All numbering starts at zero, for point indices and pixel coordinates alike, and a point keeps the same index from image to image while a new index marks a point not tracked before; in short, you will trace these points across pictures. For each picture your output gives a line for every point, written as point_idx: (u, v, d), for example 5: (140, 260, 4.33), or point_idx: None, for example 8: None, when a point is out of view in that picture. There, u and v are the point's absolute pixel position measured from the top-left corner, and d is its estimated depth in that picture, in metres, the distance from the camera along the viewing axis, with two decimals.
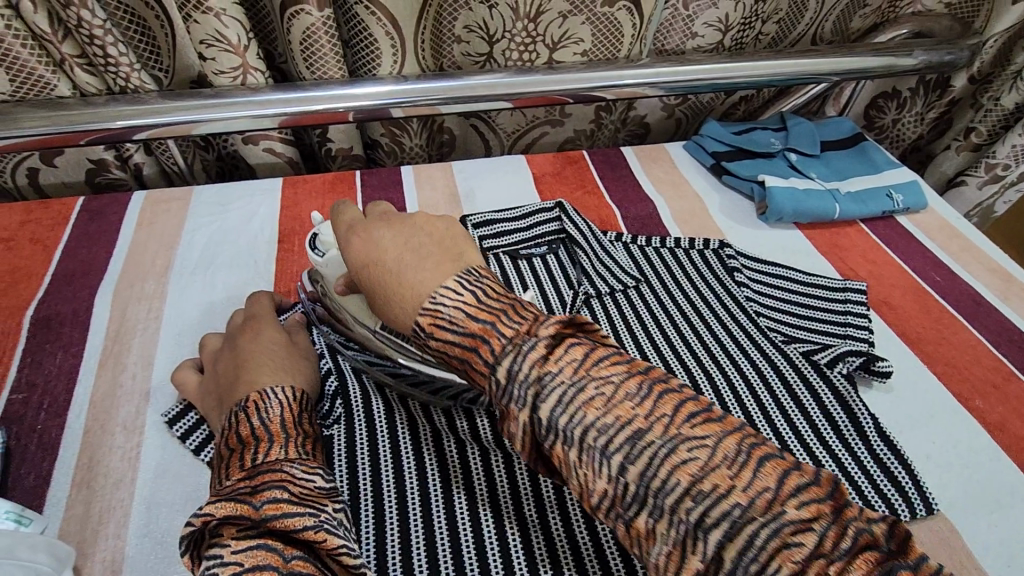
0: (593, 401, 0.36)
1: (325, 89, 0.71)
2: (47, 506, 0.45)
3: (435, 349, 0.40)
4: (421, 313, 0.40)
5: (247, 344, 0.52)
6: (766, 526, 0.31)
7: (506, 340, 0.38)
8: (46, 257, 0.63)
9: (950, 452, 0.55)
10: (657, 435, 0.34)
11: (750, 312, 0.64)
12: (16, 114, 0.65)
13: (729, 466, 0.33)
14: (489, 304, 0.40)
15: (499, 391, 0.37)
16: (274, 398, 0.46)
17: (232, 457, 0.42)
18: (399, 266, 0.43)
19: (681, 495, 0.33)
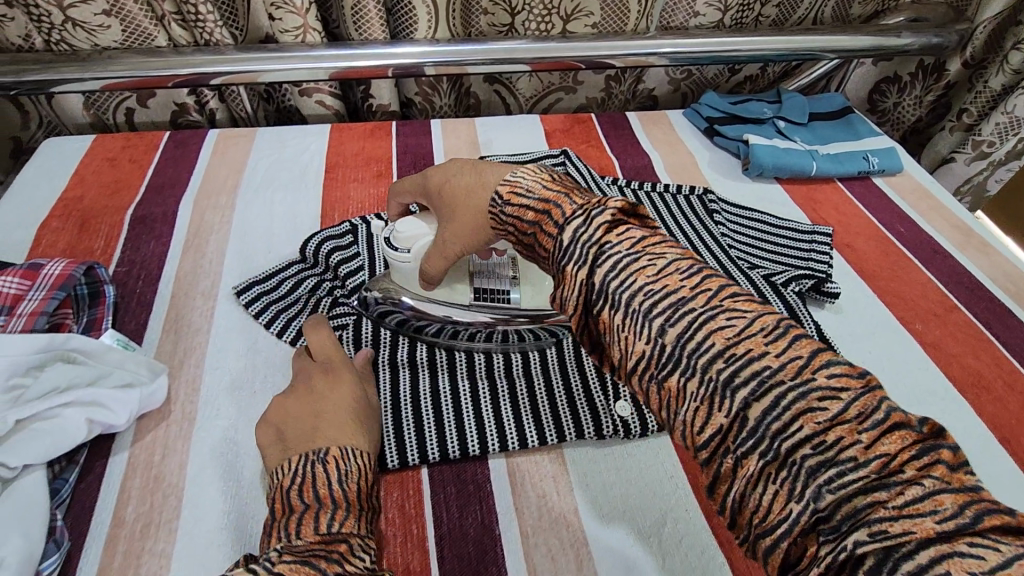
0: (644, 268, 0.35)
1: (370, 47, 0.85)
2: (145, 342, 0.59)
3: (512, 216, 0.44)
4: (501, 186, 0.45)
5: (322, 385, 0.51)
6: (792, 390, 0.30)
7: (575, 207, 0.40)
8: (142, 174, 0.78)
9: (884, 360, 0.64)
10: (699, 304, 0.34)
11: (724, 243, 0.73)
12: (123, 58, 0.80)
13: (767, 335, 0.32)
14: (562, 184, 0.43)
15: (561, 251, 0.38)
16: (355, 462, 0.46)
17: (305, 514, 0.42)
18: (479, 165, 0.49)
19: (713, 356, 0.32)
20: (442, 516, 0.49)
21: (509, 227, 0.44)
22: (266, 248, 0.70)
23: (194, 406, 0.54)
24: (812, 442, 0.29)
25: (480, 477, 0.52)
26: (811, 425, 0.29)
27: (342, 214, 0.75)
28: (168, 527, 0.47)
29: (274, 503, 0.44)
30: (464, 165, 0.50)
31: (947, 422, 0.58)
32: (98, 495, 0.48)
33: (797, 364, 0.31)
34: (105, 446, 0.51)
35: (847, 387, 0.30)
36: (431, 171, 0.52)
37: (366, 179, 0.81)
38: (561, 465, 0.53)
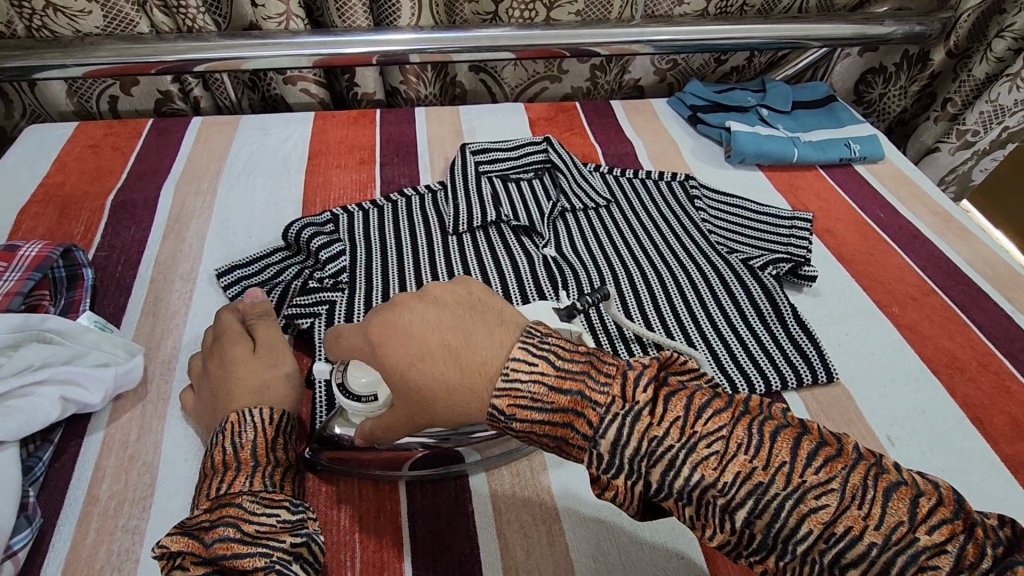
0: (707, 460, 0.33)
1: (354, 34, 0.85)
2: (123, 324, 0.59)
3: (521, 431, 0.37)
4: (495, 395, 0.36)
5: (216, 368, 0.51)
6: (900, 555, 0.30)
7: (602, 409, 0.35)
8: (123, 160, 0.78)
9: (860, 341, 0.64)
10: (779, 488, 0.32)
11: (703, 229, 0.74)
12: (105, 45, 0.80)
13: (860, 505, 0.31)
14: (568, 369, 0.36)
15: (603, 463, 0.35)
16: (249, 420, 0.46)
17: (205, 482, 0.43)
18: (447, 342, 0.37)
19: (812, 543, 0.31)
20: (416, 492, 0.50)
21: (521, 439, 0.38)
22: (247, 233, 0.70)
23: (169, 386, 0.55)
24: (825, 537, 0.31)
25: None
26: None
27: (324, 199, 0.76)
28: (143, 504, 0.47)
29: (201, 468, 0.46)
30: (429, 335, 0.38)
31: (919, 401, 0.59)
32: (73, 473, 0.49)
33: (900, 530, 0.30)
34: (80, 425, 0.51)
35: (949, 536, 0.30)
36: (374, 322, 0.40)
37: (349, 165, 0.81)
38: (535, 445, 0.54)
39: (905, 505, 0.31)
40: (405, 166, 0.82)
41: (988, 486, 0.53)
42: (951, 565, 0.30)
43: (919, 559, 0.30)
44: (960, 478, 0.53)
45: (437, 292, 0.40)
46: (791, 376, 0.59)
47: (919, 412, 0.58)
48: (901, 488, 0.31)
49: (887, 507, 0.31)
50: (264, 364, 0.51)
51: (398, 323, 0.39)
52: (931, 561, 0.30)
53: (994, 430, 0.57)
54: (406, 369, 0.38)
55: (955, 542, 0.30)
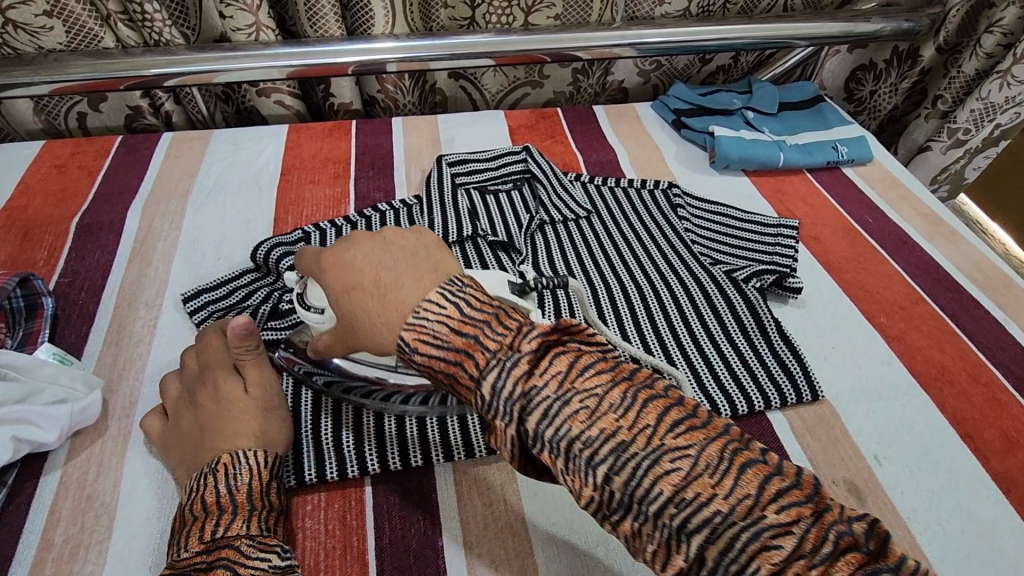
0: (578, 414, 0.33)
1: (326, 45, 0.83)
2: (85, 355, 0.57)
3: (421, 364, 0.38)
4: (404, 328, 0.37)
5: (209, 401, 0.47)
6: (744, 531, 0.29)
7: (491, 354, 0.35)
8: (90, 180, 0.76)
9: (846, 355, 0.62)
10: (641, 448, 0.32)
11: (686, 239, 0.71)
12: (69, 61, 0.78)
13: (712, 474, 0.30)
14: (473, 315, 0.37)
15: (486, 407, 0.35)
16: (246, 463, 0.44)
17: (193, 525, 0.41)
18: (376, 274, 0.40)
19: (664, 504, 0.30)
20: (384, 526, 0.48)
21: (420, 373, 0.38)
22: (215, 255, 0.68)
23: (130, 421, 0.53)
24: (675, 501, 0.30)
25: (425, 486, 0.50)
26: (767, 567, 0.29)
27: (295, 216, 0.73)
28: (99, 548, 0.45)
29: (177, 515, 0.44)
30: (366, 271, 0.40)
31: (905, 418, 0.57)
32: (27, 516, 0.47)
33: (745, 504, 0.30)
34: (36, 465, 0.50)
35: (796, 518, 0.29)
36: (325, 254, 0.43)
37: (323, 180, 0.79)
38: (509, 473, 0.52)
39: (757, 479, 0.30)
40: (381, 179, 0.80)
41: (976, 508, 0.51)
42: (792, 547, 0.29)
43: (762, 536, 0.29)
44: (949, 499, 0.52)
45: (391, 234, 0.42)
46: (775, 395, 0.57)
47: (908, 431, 0.56)
48: (763, 468, 0.31)
49: (740, 479, 0.30)
50: (261, 404, 0.48)
51: (347, 258, 0.41)
52: (774, 539, 0.29)
53: (983, 447, 0.55)
54: (339, 296, 0.41)
55: (801, 524, 0.29)
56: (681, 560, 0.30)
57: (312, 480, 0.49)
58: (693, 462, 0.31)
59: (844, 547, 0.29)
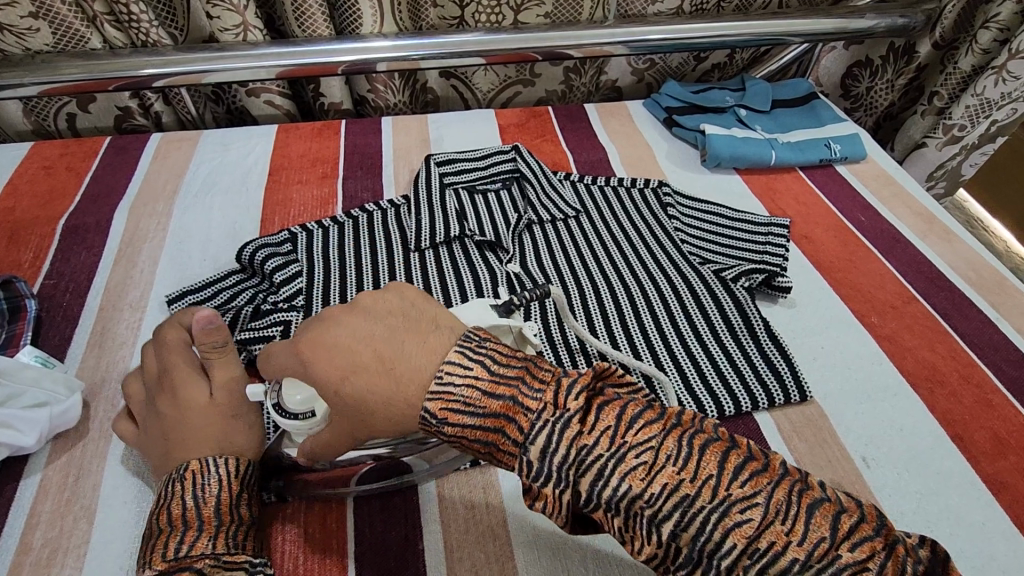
0: (636, 471, 0.33)
1: (314, 44, 0.82)
2: (67, 358, 0.57)
3: (453, 435, 0.37)
4: (428, 398, 0.37)
5: (169, 408, 0.46)
6: (821, 574, 0.30)
7: (534, 416, 0.35)
8: (78, 182, 0.76)
9: (835, 354, 0.62)
10: (704, 501, 0.32)
11: (676, 239, 0.71)
12: (56, 62, 0.78)
13: (783, 521, 0.32)
14: (502, 374, 0.37)
15: (533, 471, 0.35)
16: (215, 471, 0.43)
17: (158, 539, 0.40)
18: (383, 353, 0.38)
19: (737, 557, 0.32)
20: (364, 530, 0.47)
21: (453, 443, 0.38)
22: (201, 256, 0.68)
23: (112, 423, 0.53)
24: (748, 552, 0.31)
25: (406, 489, 0.50)
26: None
27: (282, 217, 0.73)
28: (77, 552, 0.45)
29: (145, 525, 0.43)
30: (364, 347, 0.39)
31: (894, 419, 0.57)
32: (6, 518, 0.47)
33: (821, 547, 0.31)
34: (16, 468, 0.49)
35: (870, 555, 0.30)
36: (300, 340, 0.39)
37: (311, 180, 0.78)
38: (491, 475, 0.51)
39: (827, 521, 0.31)
40: (369, 179, 0.79)
41: (965, 510, 0.50)
42: None
43: None
44: (937, 501, 0.51)
45: (367, 303, 0.41)
46: (763, 397, 0.56)
47: (896, 432, 0.56)
48: (821, 502, 0.32)
49: (810, 523, 0.31)
50: (226, 411, 0.46)
51: (325, 341, 0.39)
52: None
53: (973, 448, 0.55)
54: (340, 384, 0.38)
55: (876, 560, 0.30)
56: None
57: (292, 486, 0.49)
58: (764, 511, 0.32)
59: (921, 573, 0.30)
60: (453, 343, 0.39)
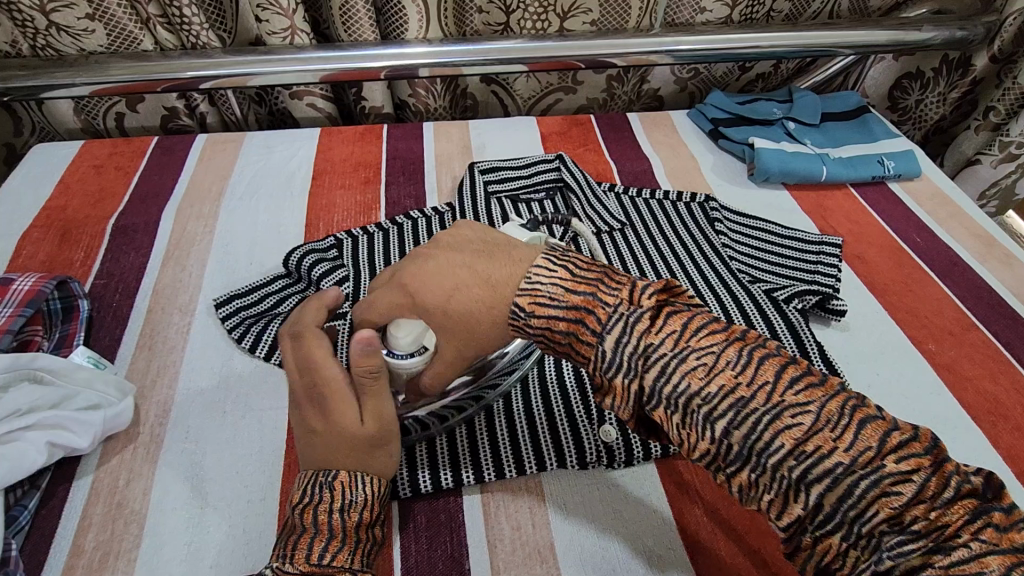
0: (695, 370, 0.34)
1: (360, 49, 0.82)
2: (116, 359, 0.58)
3: (539, 329, 0.39)
4: (518, 294, 0.39)
5: (322, 423, 0.44)
6: (862, 479, 0.31)
7: (612, 308, 0.36)
8: (126, 182, 0.77)
9: (891, 383, 0.60)
10: (668, 348, 0.35)
11: (724, 256, 0.69)
12: (110, 64, 0.79)
13: (833, 429, 0.32)
14: (585, 276, 0.38)
15: (605, 362, 0.36)
16: (361, 489, 0.43)
17: (303, 538, 0.40)
18: (473, 269, 0.40)
19: (784, 457, 0.32)
20: (411, 549, 0.47)
21: (537, 338, 0.39)
22: (247, 260, 0.68)
23: (162, 428, 0.53)
24: (794, 452, 0.32)
25: (453, 507, 0.49)
26: (886, 510, 0.30)
27: (326, 222, 0.73)
28: (128, 557, 0.45)
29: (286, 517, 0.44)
30: (460, 269, 0.41)
31: (955, 453, 0.54)
32: (59, 521, 0.47)
33: (866, 454, 0.31)
34: (69, 469, 0.50)
35: (916, 467, 0.31)
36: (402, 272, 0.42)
37: (354, 185, 0.78)
38: (538, 496, 0.50)
39: (878, 434, 0.31)
40: (412, 185, 0.79)
41: None
42: (912, 492, 0.30)
43: (882, 484, 0.30)
44: None
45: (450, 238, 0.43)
46: None
47: None
48: (781, 360, 0.34)
49: (860, 434, 0.31)
50: (372, 439, 0.44)
51: (429, 270, 0.41)
52: (894, 485, 0.30)
53: None
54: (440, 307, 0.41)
55: (921, 473, 0.30)
56: (798, 509, 0.32)
57: None
58: (815, 417, 0.32)
59: (862, 415, 0.32)
60: (539, 255, 0.41)
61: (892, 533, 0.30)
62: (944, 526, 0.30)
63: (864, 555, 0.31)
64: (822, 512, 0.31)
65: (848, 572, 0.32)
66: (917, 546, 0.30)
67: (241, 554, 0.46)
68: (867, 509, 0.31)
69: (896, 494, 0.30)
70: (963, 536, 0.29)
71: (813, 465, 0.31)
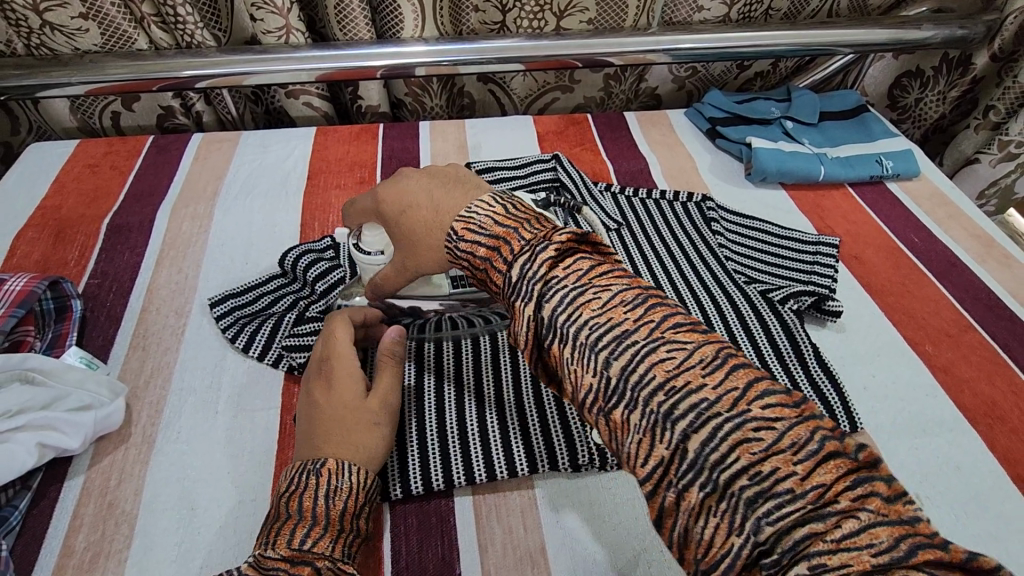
0: (590, 302, 0.37)
1: (355, 48, 0.82)
2: (110, 359, 0.58)
3: (466, 254, 0.44)
4: (455, 222, 0.45)
5: (326, 399, 0.48)
6: (727, 420, 0.32)
7: (524, 242, 0.41)
8: (121, 181, 0.77)
9: (887, 385, 0.59)
10: (570, 283, 0.38)
11: (720, 256, 0.69)
12: (104, 63, 0.79)
13: (705, 367, 0.34)
14: (515, 214, 0.43)
15: (511, 289, 0.40)
16: (348, 478, 0.44)
17: (286, 524, 0.41)
18: (430, 197, 0.47)
19: (655, 389, 0.34)
20: (401, 551, 0.47)
21: (464, 262, 0.45)
22: (242, 261, 0.68)
23: (154, 429, 0.53)
24: (664, 387, 0.34)
25: (444, 510, 0.49)
26: (747, 456, 0.31)
27: (321, 222, 0.73)
28: (118, 557, 0.45)
29: (272, 502, 0.44)
30: (420, 194, 0.48)
31: (948, 456, 0.54)
32: (50, 521, 0.47)
33: (732, 396, 0.33)
34: (60, 469, 0.50)
35: (779, 416, 0.32)
36: (380, 190, 0.50)
37: (349, 185, 0.78)
38: (530, 499, 0.50)
39: (747, 378, 0.33)
40: None
41: None
42: (773, 440, 0.31)
43: (746, 427, 0.31)
44: (996, 546, 0.48)
45: (432, 166, 0.51)
46: None
47: (953, 471, 0.53)
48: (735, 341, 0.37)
49: (730, 375, 0.33)
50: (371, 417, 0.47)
51: (399, 188, 0.49)
52: (756, 431, 0.31)
53: None
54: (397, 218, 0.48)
55: (784, 421, 0.31)
56: (662, 449, 0.33)
57: None
58: (688, 353, 0.34)
59: (735, 362, 0.34)
60: (487, 194, 0.46)
61: (754, 487, 0.30)
62: (822, 489, 0.29)
63: (716, 507, 0.31)
64: (685, 455, 0.32)
65: (708, 533, 0.32)
66: (795, 508, 0.30)
67: (230, 555, 0.46)
68: (727, 455, 0.31)
69: (757, 441, 0.31)
70: (858, 498, 0.29)
71: (679, 401, 0.33)
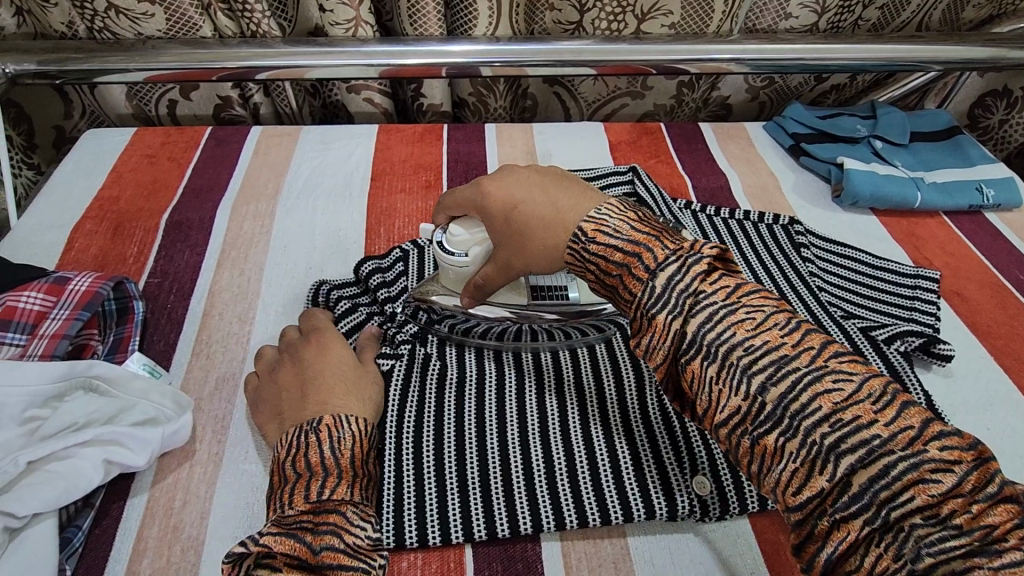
0: (743, 323, 0.37)
1: (424, 44, 0.78)
2: (172, 366, 0.55)
3: (595, 255, 0.42)
4: (585, 221, 0.43)
5: (304, 361, 0.49)
6: (903, 460, 0.32)
7: (669, 251, 0.40)
8: (180, 173, 0.74)
9: (1004, 439, 0.54)
10: (719, 300, 0.38)
11: (812, 285, 0.64)
12: (167, 50, 0.76)
13: (874, 402, 0.34)
14: (647, 222, 0.42)
15: (654, 298, 0.39)
16: (347, 429, 0.45)
17: (298, 483, 0.42)
18: (548, 196, 0.45)
19: (820, 420, 0.34)
20: None
21: (592, 264, 0.43)
22: (307, 266, 0.64)
23: (221, 446, 0.50)
24: (830, 418, 0.34)
25: (531, 555, 0.45)
26: (923, 496, 0.31)
27: (387, 228, 0.69)
28: None
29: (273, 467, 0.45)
30: (533, 188, 0.46)
31: None
32: (114, 542, 0.44)
33: (908, 434, 0.33)
34: (124, 486, 0.47)
35: (958, 460, 0.32)
36: (485, 179, 0.49)
37: (414, 189, 0.74)
38: (623, 549, 0.46)
39: (920, 416, 0.33)
40: None
41: None
42: (952, 483, 0.31)
43: (921, 468, 0.32)
44: None
45: (543, 164, 0.49)
46: None
47: None
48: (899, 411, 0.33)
49: (903, 413, 0.33)
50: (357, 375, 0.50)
51: (509, 182, 0.48)
52: (933, 473, 0.32)
53: None
54: (508, 212, 0.46)
55: (961, 467, 0.32)
56: (822, 481, 0.33)
57: (413, 543, 0.44)
58: (856, 387, 0.34)
59: None
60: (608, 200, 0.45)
61: (929, 527, 0.31)
62: (991, 529, 0.30)
63: (881, 539, 0.32)
64: (848, 488, 0.33)
65: (865, 560, 0.32)
66: (960, 544, 0.30)
67: None
68: (899, 492, 0.32)
69: (936, 482, 0.31)
70: (1013, 540, 0.30)
71: (849, 435, 0.33)
